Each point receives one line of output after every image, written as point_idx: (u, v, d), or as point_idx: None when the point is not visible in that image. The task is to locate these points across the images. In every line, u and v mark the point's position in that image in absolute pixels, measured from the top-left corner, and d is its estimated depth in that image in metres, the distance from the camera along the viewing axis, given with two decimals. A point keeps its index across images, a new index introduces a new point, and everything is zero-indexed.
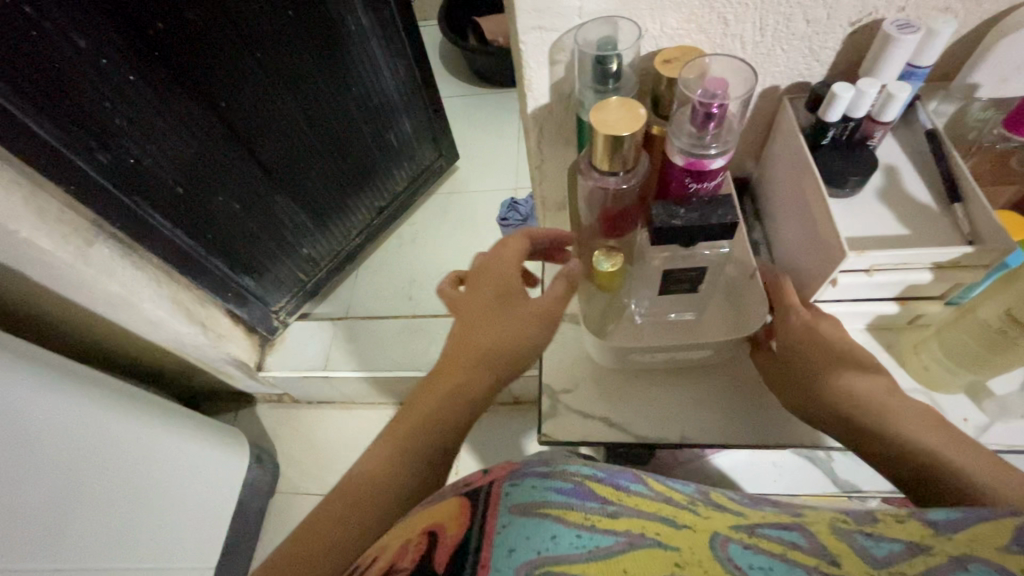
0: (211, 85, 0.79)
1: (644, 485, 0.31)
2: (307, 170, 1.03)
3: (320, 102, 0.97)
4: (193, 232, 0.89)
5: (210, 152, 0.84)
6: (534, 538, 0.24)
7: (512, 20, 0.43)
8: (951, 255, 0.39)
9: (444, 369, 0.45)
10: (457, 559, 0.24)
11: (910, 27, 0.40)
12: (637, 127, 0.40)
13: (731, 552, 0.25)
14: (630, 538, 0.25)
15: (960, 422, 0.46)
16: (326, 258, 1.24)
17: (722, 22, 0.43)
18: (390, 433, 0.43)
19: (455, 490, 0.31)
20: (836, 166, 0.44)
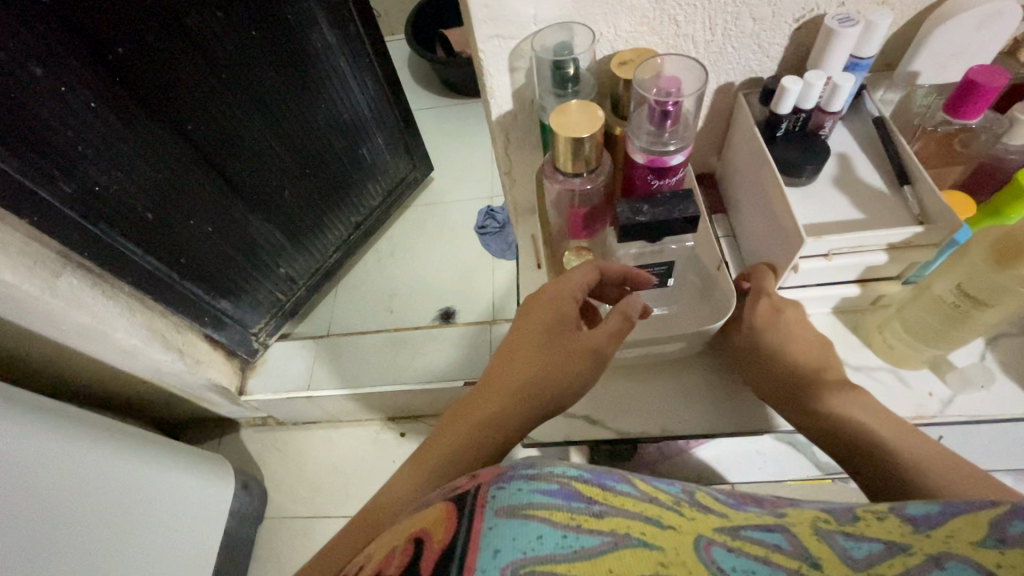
0: (177, 109, 0.78)
1: (632, 485, 0.31)
2: (281, 188, 1.03)
3: (290, 119, 0.97)
4: (167, 258, 0.88)
5: (179, 177, 0.83)
6: (521, 538, 0.24)
7: (470, 30, 0.44)
8: (905, 235, 0.41)
9: (487, 394, 0.46)
10: (443, 563, 0.24)
11: (850, 20, 0.42)
12: (596, 129, 0.41)
13: (714, 555, 0.26)
14: (614, 539, 0.26)
15: (925, 396, 0.48)
16: (304, 276, 1.23)
17: (673, 23, 0.44)
18: (428, 444, 0.45)
19: (441, 494, 0.31)
20: (792, 157, 0.46)
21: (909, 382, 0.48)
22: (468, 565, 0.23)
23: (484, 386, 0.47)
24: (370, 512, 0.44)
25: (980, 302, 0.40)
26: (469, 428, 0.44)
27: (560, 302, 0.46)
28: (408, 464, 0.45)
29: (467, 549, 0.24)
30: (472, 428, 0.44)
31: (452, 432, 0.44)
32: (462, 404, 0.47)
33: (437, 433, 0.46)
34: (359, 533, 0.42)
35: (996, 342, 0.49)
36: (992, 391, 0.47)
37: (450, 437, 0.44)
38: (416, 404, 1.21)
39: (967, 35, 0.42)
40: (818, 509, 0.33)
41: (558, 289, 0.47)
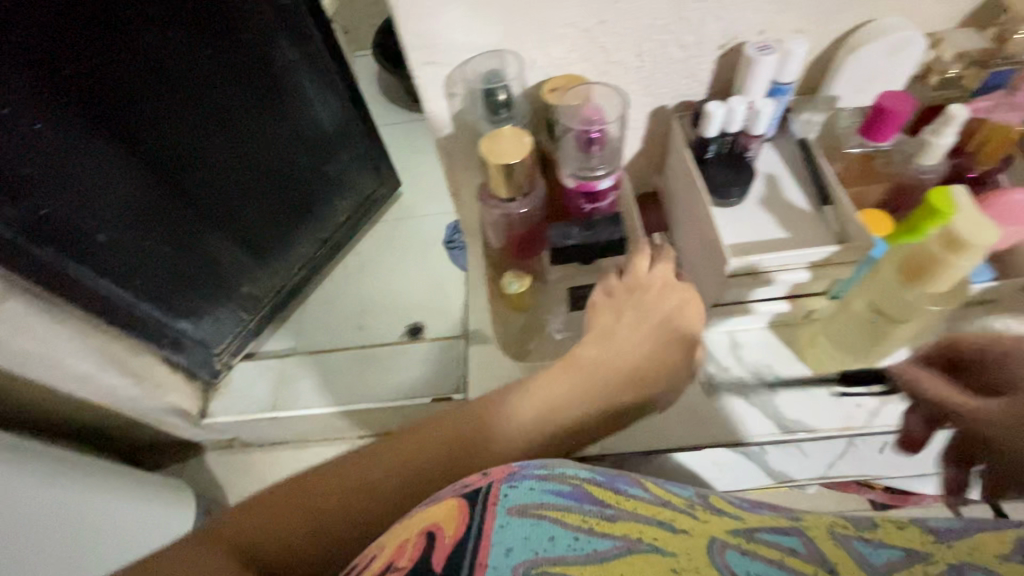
0: (133, 130, 0.78)
1: (642, 489, 0.36)
2: (243, 207, 1.01)
3: (251, 137, 0.95)
4: (120, 279, 0.86)
5: (134, 197, 0.82)
6: (532, 539, 0.28)
7: (405, 57, 0.44)
8: (823, 255, 0.42)
9: (475, 453, 0.41)
10: (454, 559, 0.28)
11: (767, 49, 0.44)
12: (523, 156, 0.42)
13: (728, 559, 0.28)
14: (626, 542, 0.29)
15: (853, 408, 0.49)
16: (271, 293, 1.21)
17: (603, 51, 0.46)
18: (392, 472, 0.40)
19: (452, 489, 0.35)
20: (722, 179, 0.47)
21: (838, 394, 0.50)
22: (480, 560, 0.27)
23: (482, 428, 0.42)
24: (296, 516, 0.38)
25: (892, 319, 0.41)
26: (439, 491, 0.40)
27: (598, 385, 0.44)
28: (358, 473, 0.40)
29: (478, 546, 0.28)
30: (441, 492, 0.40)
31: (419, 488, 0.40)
32: (446, 439, 0.41)
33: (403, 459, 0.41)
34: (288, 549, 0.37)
35: None
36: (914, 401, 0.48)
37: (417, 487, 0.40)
38: (384, 423, 1.20)
39: (880, 61, 0.44)
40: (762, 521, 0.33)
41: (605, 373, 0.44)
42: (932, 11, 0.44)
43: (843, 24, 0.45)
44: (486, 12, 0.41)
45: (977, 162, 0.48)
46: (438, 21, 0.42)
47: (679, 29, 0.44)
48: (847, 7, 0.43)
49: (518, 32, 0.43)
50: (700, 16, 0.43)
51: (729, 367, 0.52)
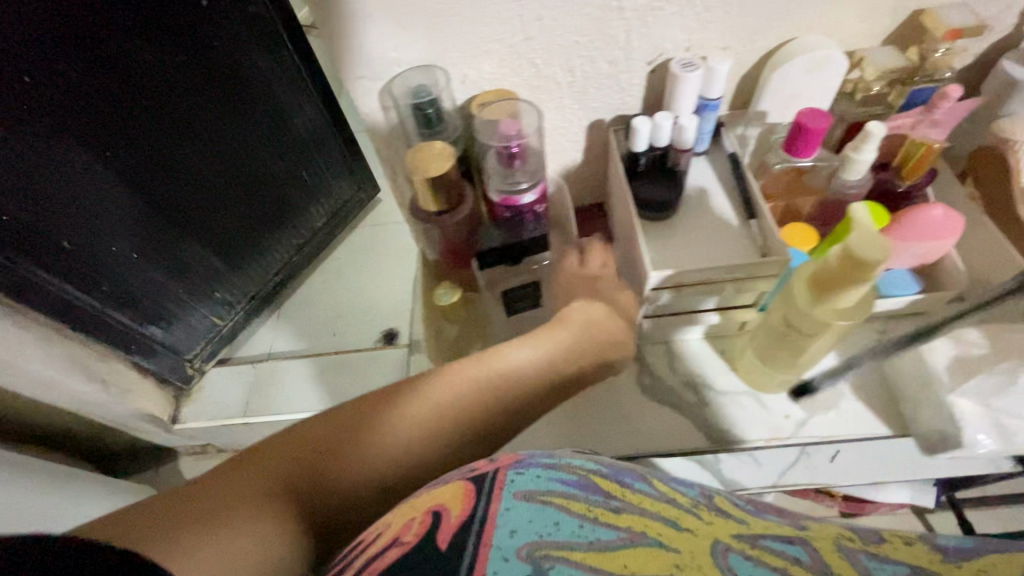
0: (46, 105, 0.61)
1: (649, 485, 0.34)
2: (201, 210, 0.86)
3: (197, 123, 0.76)
4: (94, 289, 0.80)
5: (48, 183, 0.66)
6: (536, 522, 0.26)
7: (336, 71, 0.45)
8: (746, 269, 0.43)
9: (436, 423, 0.41)
10: (457, 537, 0.26)
11: (691, 65, 0.45)
12: (446, 171, 0.43)
13: (729, 562, 0.27)
14: (630, 535, 0.27)
15: (782, 419, 0.49)
16: (259, 300, 1.15)
17: (533, 66, 0.46)
18: (353, 442, 0.40)
19: (457, 471, 0.32)
20: (654, 193, 0.48)
21: (768, 405, 0.50)
22: (484, 540, 0.25)
23: (449, 398, 0.42)
24: (254, 483, 0.37)
25: (802, 333, 0.42)
26: (404, 459, 0.40)
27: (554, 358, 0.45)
28: (322, 445, 0.40)
29: (481, 529, 0.26)
30: (402, 460, 0.40)
31: (384, 456, 0.40)
32: (413, 406, 0.42)
33: (365, 431, 0.40)
34: (252, 516, 0.35)
35: (851, 366, 0.50)
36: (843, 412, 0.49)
37: (381, 457, 0.40)
38: None
39: (802, 79, 0.45)
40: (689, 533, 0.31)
41: (569, 349, 0.45)
42: (851, 30, 0.45)
43: (767, 41, 0.45)
44: (410, 28, 0.42)
45: (900, 178, 0.48)
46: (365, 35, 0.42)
47: (605, 45, 0.45)
48: (769, 25, 0.44)
49: (445, 48, 0.44)
50: (626, 33, 0.44)
51: (662, 377, 0.52)
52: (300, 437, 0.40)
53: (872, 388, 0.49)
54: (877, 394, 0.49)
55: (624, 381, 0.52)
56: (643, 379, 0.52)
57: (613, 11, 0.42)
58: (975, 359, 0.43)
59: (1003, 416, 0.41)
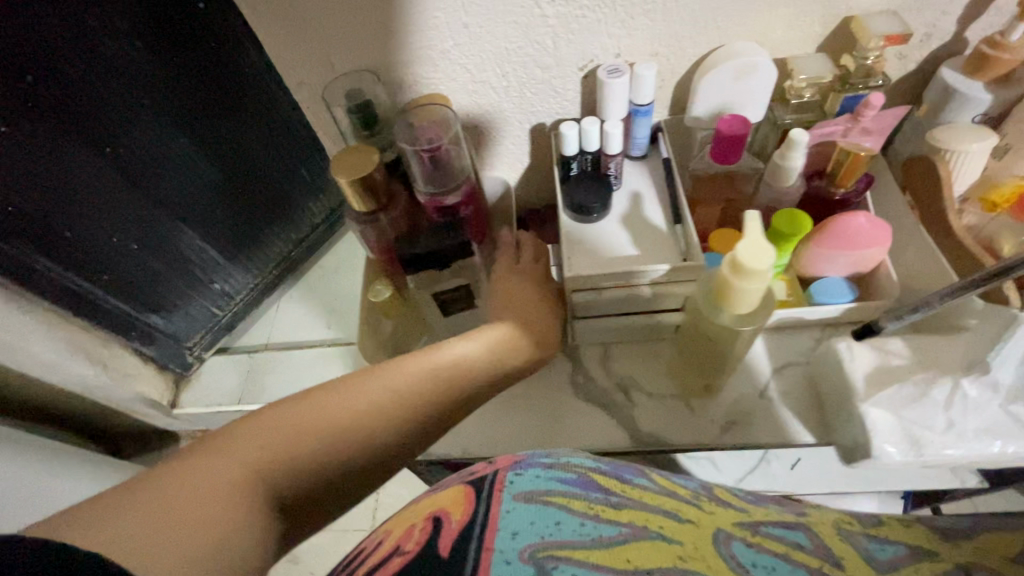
0: (65, 107, 0.57)
1: (648, 479, 0.37)
2: (199, 191, 0.75)
3: (187, 94, 0.66)
4: (97, 278, 0.72)
5: (63, 176, 0.61)
6: (538, 524, 0.29)
7: (279, 70, 0.47)
8: (658, 272, 0.44)
9: (392, 406, 0.39)
10: (460, 541, 0.28)
11: (617, 71, 0.45)
12: (366, 170, 0.44)
13: (733, 549, 0.31)
14: (632, 530, 0.30)
15: (707, 422, 0.49)
16: (244, 290, 0.94)
17: (466, 72, 0.48)
18: (308, 424, 0.37)
19: (458, 476, 0.35)
20: (583, 196, 0.49)
21: (695, 408, 0.50)
22: (488, 543, 0.27)
23: (405, 382, 0.40)
24: (212, 472, 0.32)
25: (712, 338, 0.42)
26: (362, 442, 0.38)
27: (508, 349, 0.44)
28: (276, 429, 0.36)
29: (484, 530, 0.28)
30: (359, 443, 0.38)
31: (340, 441, 0.37)
32: (368, 390, 0.39)
33: (320, 413, 0.37)
34: (219, 510, 0.31)
35: (781, 372, 0.51)
36: (770, 419, 0.49)
37: (337, 441, 0.37)
38: None
39: (730, 85, 0.45)
40: (658, 514, 0.33)
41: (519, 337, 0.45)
42: (780, 37, 0.45)
43: (697, 47, 0.46)
44: (340, 35, 0.43)
45: (835, 184, 0.48)
46: (299, 40, 0.44)
47: (536, 51, 0.46)
48: (696, 31, 0.44)
49: (377, 54, 0.46)
50: (555, 38, 0.45)
51: (594, 377, 0.53)
52: (252, 423, 0.37)
53: (800, 394, 0.49)
54: (805, 401, 0.49)
55: (558, 380, 0.53)
56: (576, 378, 0.53)
57: (539, 18, 0.43)
58: (892, 368, 0.43)
59: (913, 426, 0.41)
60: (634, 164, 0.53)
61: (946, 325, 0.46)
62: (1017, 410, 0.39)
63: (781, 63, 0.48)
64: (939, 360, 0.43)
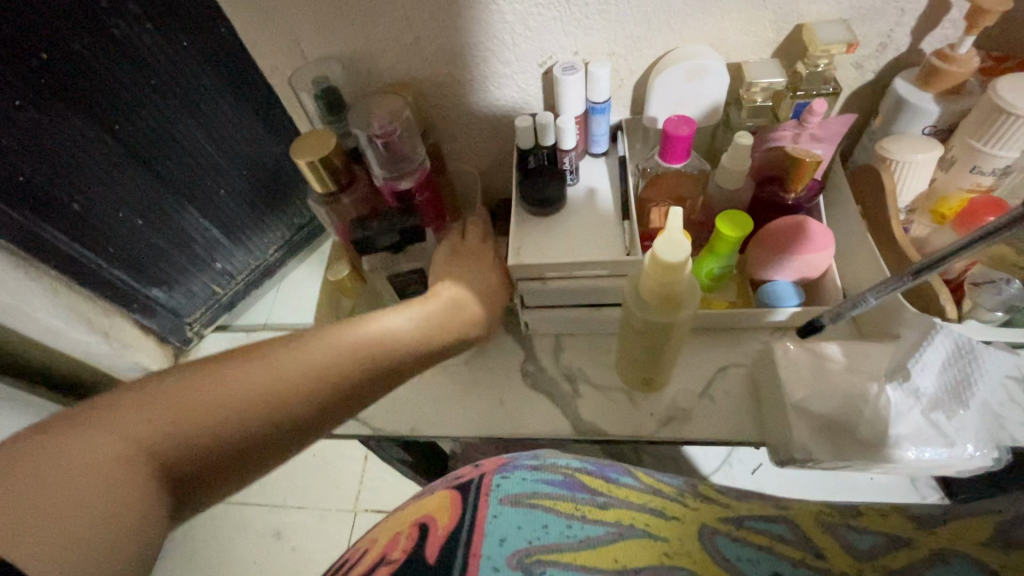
0: (75, 83, 0.59)
1: (632, 479, 0.41)
2: (200, 167, 0.76)
3: (190, 70, 0.67)
4: (101, 249, 0.73)
5: (69, 146, 0.63)
6: (527, 528, 0.33)
7: (252, 52, 0.49)
8: (600, 264, 0.45)
9: (304, 382, 0.39)
10: (447, 548, 0.32)
11: (572, 68, 0.46)
12: (327, 153, 0.46)
13: (717, 543, 0.33)
14: (618, 529, 0.33)
15: (646, 416, 0.50)
16: (245, 271, 0.92)
17: (428, 63, 0.48)
18: (214, 397, 0.37)
19: (445, 482, 0.40)
20: (536, 189, 0.49)
21: (636, 402, 0.51)
22: (475, 550, 0.31)
23: (314, 357, 0.40)
24: (103, 446, 0.34)
25: (645, 332, 0.43)
26: (274, 413, 0.38)
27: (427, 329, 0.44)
28: (184, 401, 0.37)
29: (473, 533, 0.33)
30: (267, 417, 0.38)
31: (244, 414, 0.38)
32: (274, 366, 0.39)
33: (229, 387, 0.38)
34: (108, 486, 0.32)
35: (724, 372, 0.51)
36: (708, 416, 0.49)
37: (242, 413, 0.38)
38: None
39: (682, 87, 0.47)
40: (644, 511, 0.36)
41: (442, 319, 0.45)
42: (734, 42, 0.46)
43: (654, 48, 0.47)
44: (306, 24, 0.45)
45: (786, 190, 0.49)
46: (268, 27, 0.46)
47: (496, 45, 0.47)
48: (653, 32, 0.45)
49: (342, 44, 0.47)
50: (512, 35, 0.46)
51: (544, 366, 0.54)
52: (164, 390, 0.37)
53: (740, 394, 0.50)
54: (745, 402, 0.50)
55: (508, 366, 0.55)
56: (526, 366, 0.54)
57: (496, 15, 0.44)
58: (826, 372, 0.44)
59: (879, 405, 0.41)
60: (593, 161, 0.54)
61: (884, 334, 0.46)
62: (937, 418, 0.39)
63: (737, 67, 0.48)
64: (869, 367, 0.43)
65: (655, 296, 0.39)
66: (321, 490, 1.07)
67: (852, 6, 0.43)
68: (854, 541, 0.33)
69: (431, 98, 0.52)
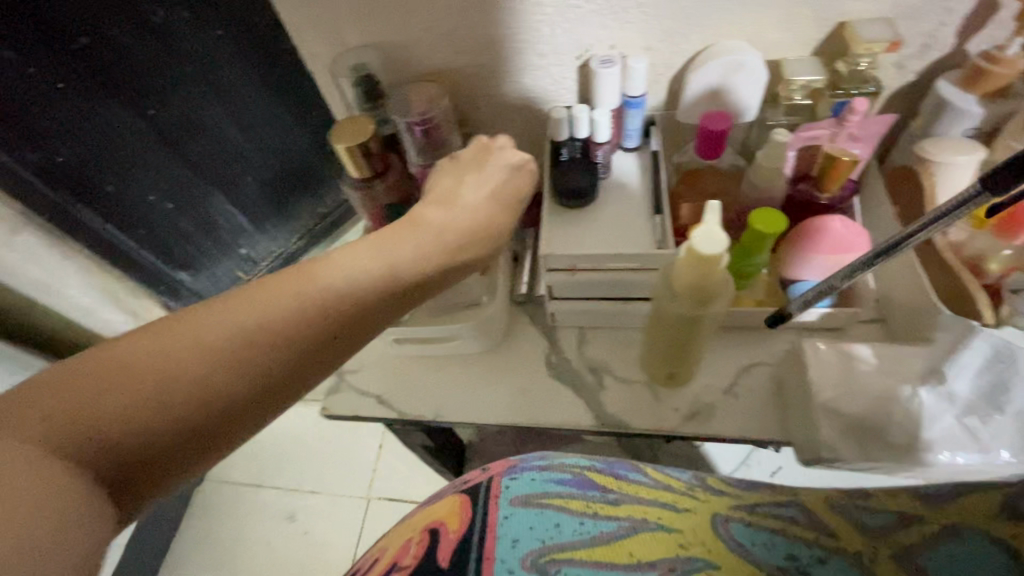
0: (113, 68, 0.60)
1: (643, 473, 0.40)
2: (229, 157, 0.79)
3: (224, 68, 0.69)
4: (131, 230, 0.75)
5: (110, 136, 0.65)
6: (540, 528, 0.33)
7: (293, 40, 0.50)
8: (632, 257, 0.45)
9: (259, 333, 0.29)
10: (461, 555, 0.32)
11: (609, 62, 0.47)
12: (365, 138, 0.47)
13: (731, 530, 0.32)
14: (632, 523, 0.33)
15: (670, 411, 0.50)
16: (268, 256, 0.97)
17: (466, 54, 0.49)
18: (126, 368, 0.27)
19: (455, 489, 0.40)
20: (569, 180, 0.50)
21: (660, 397, 0.51)
22: (489, 551, 0.32)
23: (281, 308, 0.30)
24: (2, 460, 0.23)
25: (673, 325, 0.43)
26: (220, 374, 0.28)
27: (410, 261, 0.34)
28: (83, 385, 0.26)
29: (487, 533, 0.33)
30: (215, 381, 0.28)
31: (183, 386, 0.27)
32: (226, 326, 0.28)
33: (149, 354, 0.27)
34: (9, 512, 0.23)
35: (750, 371, 0.51)
36: (733, 413, 0.49)
37: (173, 385, 0.27)
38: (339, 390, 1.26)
39: (718, 83, 0.47)
40: (651, 501, 0.36)
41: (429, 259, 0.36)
42: (773, 39, 0.46)
43: (691, 44, 0.47)
44: (346, 12, 0.46)
45: (819, 189, 0.49)
46: (309, 14, 0.46)
47: (533, 38, 0.47)
48: (691, 28, 0.45)
49: (382, 34, 0.48)
50: (551, 28, 0.46)
51: (568, 358, 0.54)
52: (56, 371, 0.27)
53: (766, 394, 0.50)
54: (770, 401, 0.49)
55: (532, 356, 0.55)
56: (550, 357, 0.55)
57: (535, 7, 0.44)
58: (858, 374, 0.43)
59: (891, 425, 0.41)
60: (625, 155, 0.54)
61: (916, 336, 0.46)
62: (971, 423, 0.39)
63: (775, 65, 0.48)
64: (902, 369, 0.42)
65: (686, 288, 0.39)
66: (337, 474, 1.09)
67: (898, 5, 0.42)
68: (864, 518, 0.31)
69: (466, 88, 0.52)
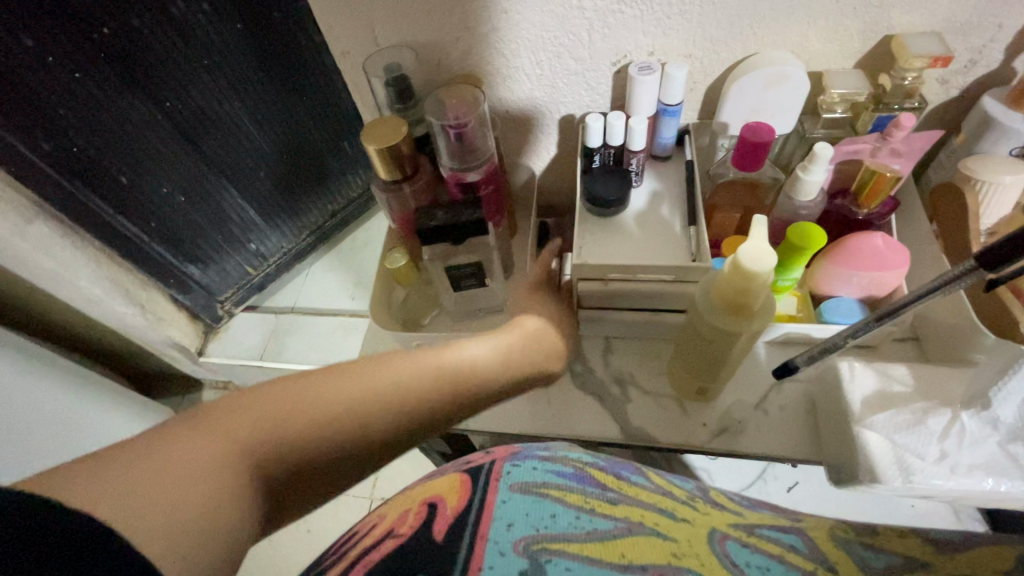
0: (130, 57, 0.59)
1: (645, 477, 0.40)
2: (245, 148, 0.76)
3: (242, 57, 0.67)
4: (143, 222, 0.72)
5: (124, 124, 0.63)
6: (534, 515, 0.30)
7: (326, 37, 0.49)
8: (668, 269, 0.44)
9: (414, 390, 0.35)
10: (459, 525, 0.29)
11: (649, 69, 0.45)
12: (397, 140, 0.46)
13: (728, 549, 0.32)
14: (628, 525, 0.31)
15: (698, 426, 0.49)
16: (277, 253, 0.93)
17: (502, 55, 0.48)
18: (288, 407, 0.32)
19: (457, 466, 0.39)
20: (601, 188, 0.49)
21: (688, 411, 0.50)
22: (482, 531, 0.29)
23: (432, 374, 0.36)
24: (206, 455, 0.28)
25: (707, 339, 0.42)
26: (363, 430, 0.33)
27: (520, 355, 0.41)
28: (252, 411, 0.31)
29: (481, 512, 0.30)
30: (385, 421, 0.34)
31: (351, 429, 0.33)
32: (396, 369, 0.35)
33: (319, 393, 0.33)
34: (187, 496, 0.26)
35: (780, 387, 0.50)
36: (761, 427, 0.49)
37: (331, 426, 0.32)
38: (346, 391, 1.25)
39: (759, 94, 0.45)
40: (656, 510, 0.35)
41: (524, 347, 0.41)
42: (818, 49, 0.45)
43: (733, 53, 0.46)
44: (383, 10, 0.45)
45: (858, 205, 0.49)
46: (345, 10, 0.45)
47: (570, 41, 0.46)
48: (733, 37, 0.44)
49: (417, 34, 0.47)
50: (590, 32, 0.45)
51: (593, 368, 0.54)
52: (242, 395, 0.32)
53: (797, 412, 0.49)
54: (801, 419, 0.49)
55: None
56: (575, 366, 0.54)
57: (576, 9, 0.43)
58: (892, 394, 0.43)
59: (906, 453, 0.39)
60: (658, 163, 0.54)
61: (952, 357, 0.45)
62: (1017, 450, 0.38)
63: (817, 76, 0.47)
64: (941, 391, 0.42)
65: (726, 297, 0.38)
66: None
67: (948, 19, 0.42)
68: (868, 559, 0.31)
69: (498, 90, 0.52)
